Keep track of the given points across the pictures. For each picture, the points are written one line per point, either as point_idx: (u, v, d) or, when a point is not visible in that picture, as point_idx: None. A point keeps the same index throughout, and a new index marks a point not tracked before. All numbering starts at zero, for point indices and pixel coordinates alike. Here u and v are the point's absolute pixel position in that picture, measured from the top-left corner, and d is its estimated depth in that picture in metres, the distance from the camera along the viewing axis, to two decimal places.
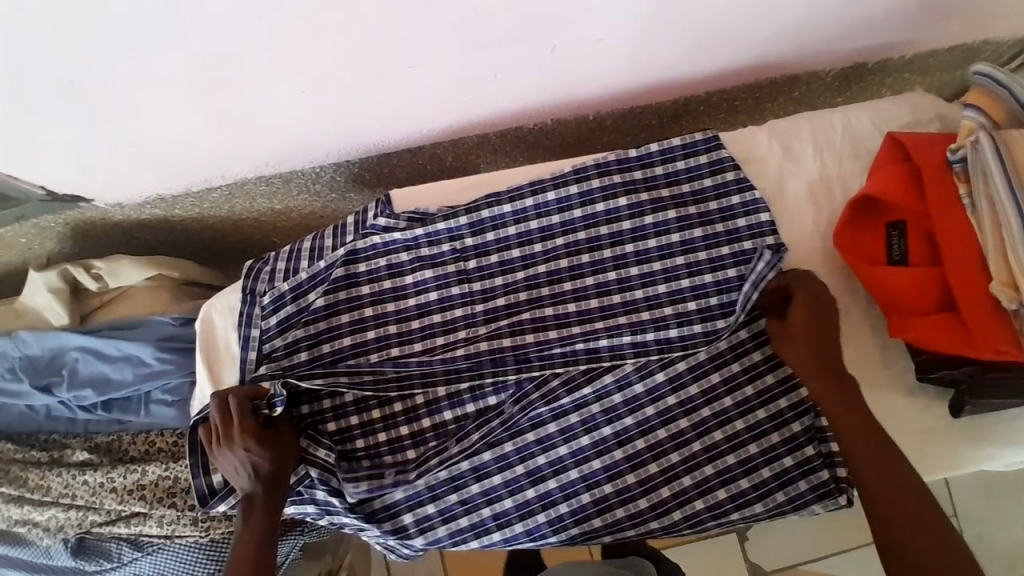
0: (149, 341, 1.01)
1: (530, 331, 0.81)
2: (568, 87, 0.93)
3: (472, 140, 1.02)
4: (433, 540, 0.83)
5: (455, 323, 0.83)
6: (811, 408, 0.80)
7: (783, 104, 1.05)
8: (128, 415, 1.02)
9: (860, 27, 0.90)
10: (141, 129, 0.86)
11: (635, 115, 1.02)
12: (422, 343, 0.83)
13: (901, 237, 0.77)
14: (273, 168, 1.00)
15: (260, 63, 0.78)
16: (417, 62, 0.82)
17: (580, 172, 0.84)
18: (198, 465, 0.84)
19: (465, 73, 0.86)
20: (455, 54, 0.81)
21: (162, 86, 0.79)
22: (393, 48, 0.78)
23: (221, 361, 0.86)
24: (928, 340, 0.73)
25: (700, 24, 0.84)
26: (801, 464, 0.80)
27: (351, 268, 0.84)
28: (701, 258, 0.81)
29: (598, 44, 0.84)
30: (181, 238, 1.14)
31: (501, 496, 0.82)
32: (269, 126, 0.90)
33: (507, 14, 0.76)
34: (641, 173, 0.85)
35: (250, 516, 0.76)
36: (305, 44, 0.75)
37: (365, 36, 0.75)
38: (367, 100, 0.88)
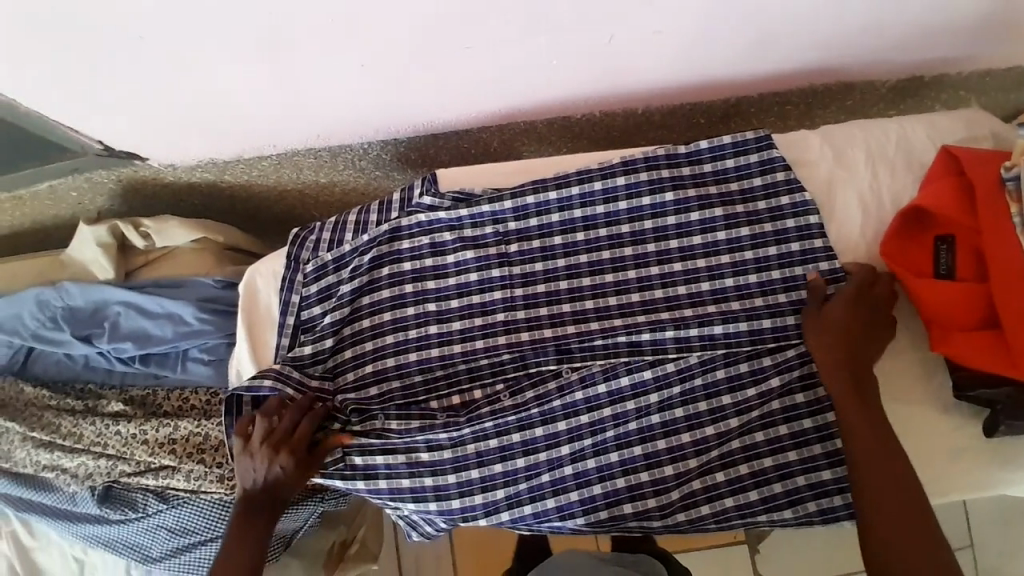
0: (190, 302, 1.03)
1: (571, 323, 0.83)
2: (620, 78, 0.93)
3: (519, 126, 1.03)
4: (468, 506, 0.82)
5: (494, 305, 0.84)
6: None
7: (835, 113, 1.04)
8: (165, 370, 1.05)
9: (921, 39, 0.90)
10: (196, 94, 0.89)
11: (684, 112, 1.02)
12: (459, 325, 0.84)
13: (950, 251, 0.76)
14: (323, 141, 1.02)
15: (320, 38, 0.79)
16: (474, 45, 0.83)
17: (629, 164, 0.85)
18: (232, 427, 0.84)
19: (521, 61, 0.87)
20: (510, 42, 0.83)
21: (218, 50, 0.80)
22: (454, 30, 0.80)
23: (261, 324, 0.88)
24: (967, 358, 0.72)
25: (759, 22, 0.84)
26: (840, 480, 0.79)
27: (394, 245, 0.86)
28: (747, 258, 0.82)
29: (656, 36, 0.84)
30: (228, 205, 1.15)
31: (517, 480, 0.81)
32: (322, 100, 0.92)
33: (567, 3, 0.77)
34: (689, 170, 0.85)
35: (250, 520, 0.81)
36: (370, 24, 0.77)
37: (427, 22, 0.78)
38: (422, 83, 0.90)
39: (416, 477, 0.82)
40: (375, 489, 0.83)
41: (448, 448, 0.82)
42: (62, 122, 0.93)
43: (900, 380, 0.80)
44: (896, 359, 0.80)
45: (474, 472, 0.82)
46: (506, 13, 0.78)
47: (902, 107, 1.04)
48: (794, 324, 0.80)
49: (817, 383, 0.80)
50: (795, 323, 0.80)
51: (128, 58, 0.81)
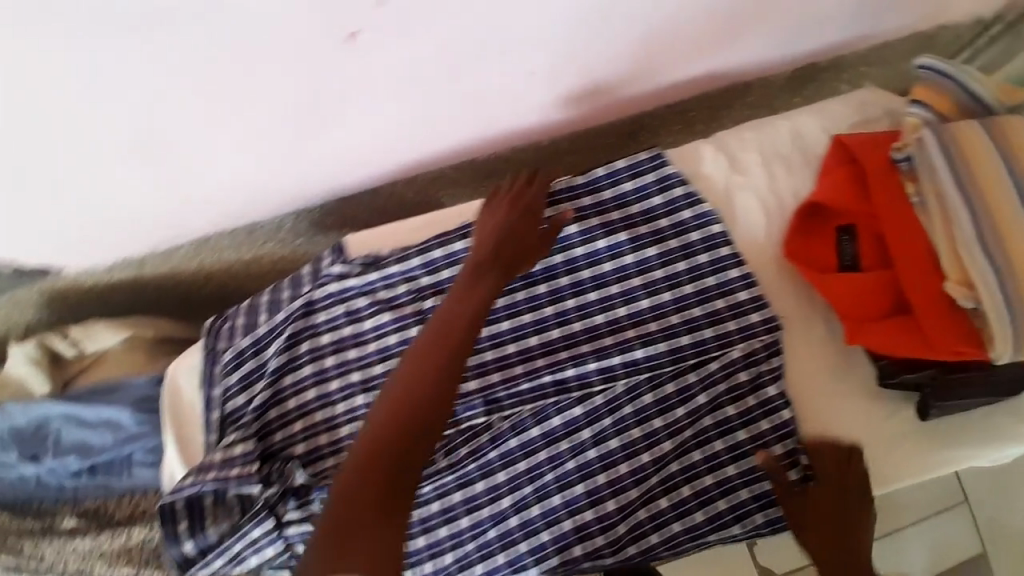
0: (126, 405, 1.04)
1: (495, 370, 0.81)
2: (509, 117, 0.95)
3: (429, 175, 1.02)
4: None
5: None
6: (794, 431, 0.79)
7: (741, 110, 1.04)
8: (113, 478, 1.05)
9: (790, 35, 0.93)
10: (94, 197, 0.87)
11: (589, 136, 1.02)
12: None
13: (852, 241, 0.76)
14: (232, 221, 1.01)
15: (203, 120, 0.78)
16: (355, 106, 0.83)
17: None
18: (169, 535, 0.80)
19: (412, 117, 0.89)
20: (395, 96, 0.83)
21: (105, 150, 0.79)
22: (343, 95, 0.81)
23: (188, 421, 0.88)
24: (887, 346, 0.71)
25: (632, 35, 0.85)
26: None
27: (311, 318, 0.86)
28: (658, 276, 0.83)
29: (534, 75, 0.88)
30: (156, 294, 1.12)
31: (464, 540, 0.79)
32: (218, 184, 0.91)
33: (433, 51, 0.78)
34: (590, 199, 0.85)
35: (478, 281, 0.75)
36: (242, 105, 0.78)
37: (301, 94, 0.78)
38: (314, 148, 0.89)
39: None
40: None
41: None
42: None
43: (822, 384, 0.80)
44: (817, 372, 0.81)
45: (421, 539, 0.79)
46: (375, 69, 0.78)
47: (802, 97, 1.03)
48: (712, 336, 0.81)
49: (744, 394, 0.80)
50: (713, 334, 0.81)
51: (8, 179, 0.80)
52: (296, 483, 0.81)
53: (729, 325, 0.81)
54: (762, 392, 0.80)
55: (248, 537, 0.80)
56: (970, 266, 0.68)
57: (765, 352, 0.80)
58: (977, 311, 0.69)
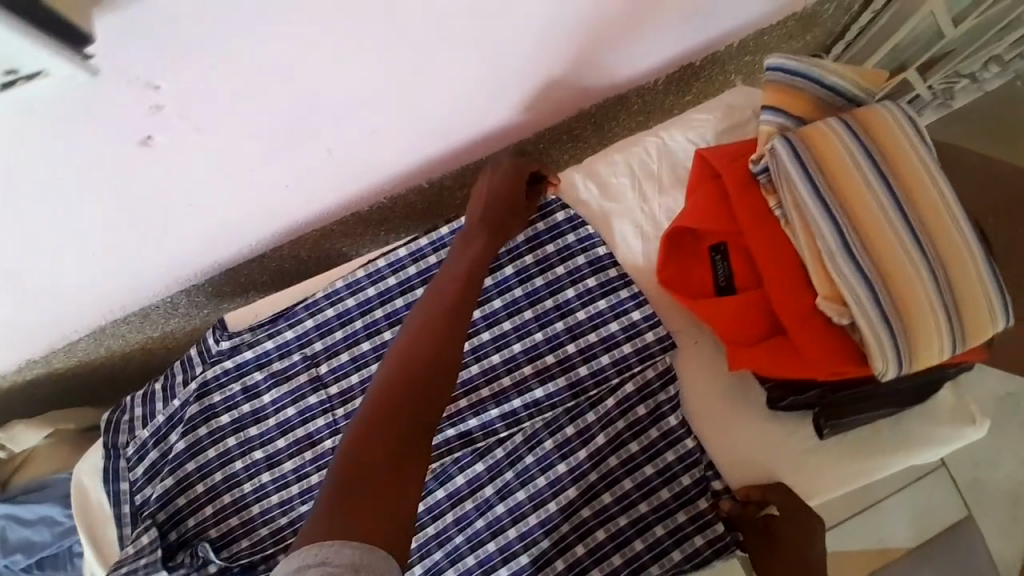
0: (56, 500, 1.03)
1: None
2: (372, 172, 0.89)
3: (316, 233, 0.97)
4: None
5: (320, 434, 0.85)
6: (699, 459, 0.76)
7: (625, 118, 1.00)
8: (59, 571, 1.03)
9: (661, 42, 0.88)
10: None
11: (474, 169, 0.98)
12: (291, 463, 0.84)
13: (725, 261, 0.72)
14: (121, 310, 0.98)
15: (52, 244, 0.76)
16: (194, 196, 0.77)
17: (415, 252, 0.88)
18: None
19: (255, 196, 0.83)
20: (228, 184, 0.78)
21: None
22: (173, 192, 0.75)
23: (98, 522, 0.87)
24: (764, 369, 0.68)
25: (478, 80, 0.80)
26: (694, 519, 0.74)
27: (205, 401, 0.85)
28: (547, 307, 0.81)
29: (376, 133, 0.81)
30: (77, 385, 1.11)
31: None
32: (90, 284, 0.88)
33: (263, 133, 0.72)
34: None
35: (469, 245, 0.73)
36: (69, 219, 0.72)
37: (138, 199, 0.73)
38: (170, 235, 0.83)
39: None
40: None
41: None
42: None
43: (722, 407, 0.78)
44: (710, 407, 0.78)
45: None
46: (196, 162, 0.71)
47: (694, 92, 1.00)
48: (610, 363, 0.79)
49: (646, 427, 0.77)
50: (611, 362, 0.79)
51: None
52: (211, 571, 0.81)
53: (625, 347, 0.79)
54: (664, 424, 0.76)
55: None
56: (841, 284, 0.64)
57: (659, 381, 0.78)
58: (853, 326, 0.64)
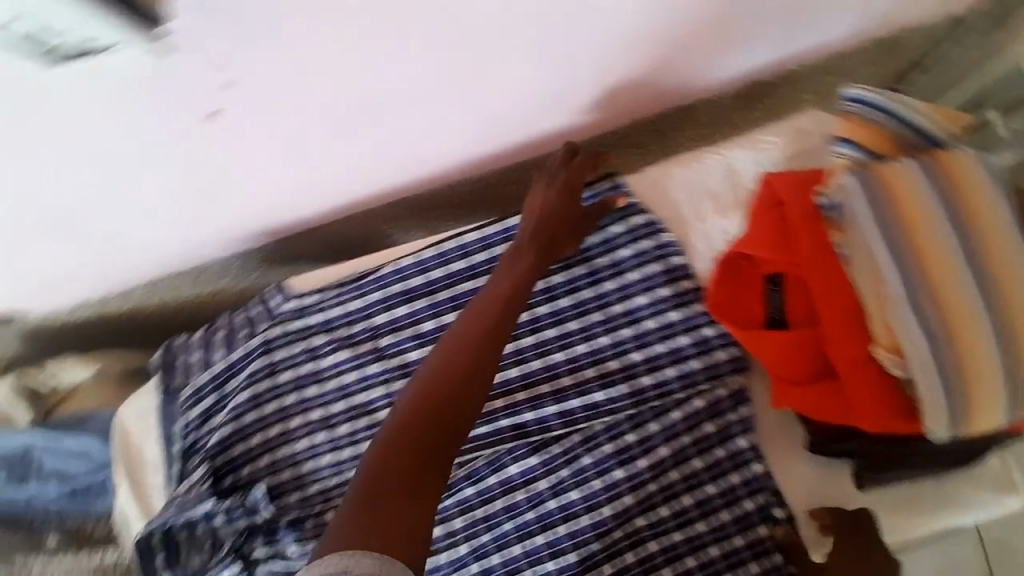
0: (98, 434, 1.09)
1: None
2: (428, 161, 0.90)
3: (362, 214, 0.98)
4: None
5: (376, 404, 0.84)
6: (766, 484, 0.74)
7: (690, 128, 0.97)
8: (91, 500, 1.10)
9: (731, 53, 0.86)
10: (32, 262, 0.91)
11: (529, 166, 0.97)
12: (346, 429, 0.83)
13: (780, 293, 0.70)
14: (173, 265, 1.02)
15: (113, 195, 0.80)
16: (245, 166, 0.80)
17: (484, 240, 0.87)
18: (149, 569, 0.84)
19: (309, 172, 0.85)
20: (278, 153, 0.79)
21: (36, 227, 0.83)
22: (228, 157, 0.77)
23: (138, 465, 0.89)
24: (815, 412, 0.66)
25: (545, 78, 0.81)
26: (752, 544, 0.73)
27: (271, 356, 0.85)
28: (615, 312, 0.78)
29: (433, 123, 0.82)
30: (128, 331, 1.15)
31: None
32: (140, 240, 0.91)
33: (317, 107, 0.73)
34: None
35: (519, 254, 0.71)
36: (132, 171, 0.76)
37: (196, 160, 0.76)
38: (217, 199, 0.86)
39: None
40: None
41: None
42: None
43: (778, 440, 0.75)
44: (772, 432, 0.76)
45: None
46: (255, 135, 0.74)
47: (765, 110, 0.96)
48: (675, 376, 0.76)
49: (712, 445, 0.75)
50: (677, 375, 0.76)
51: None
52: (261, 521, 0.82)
53: (693, 364, 0.76)
54: (731, 443, 0.75)
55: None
56: (900, 334, 0.62)
57: (730, 402, 0.76)
58: (908, 380, 0.63)
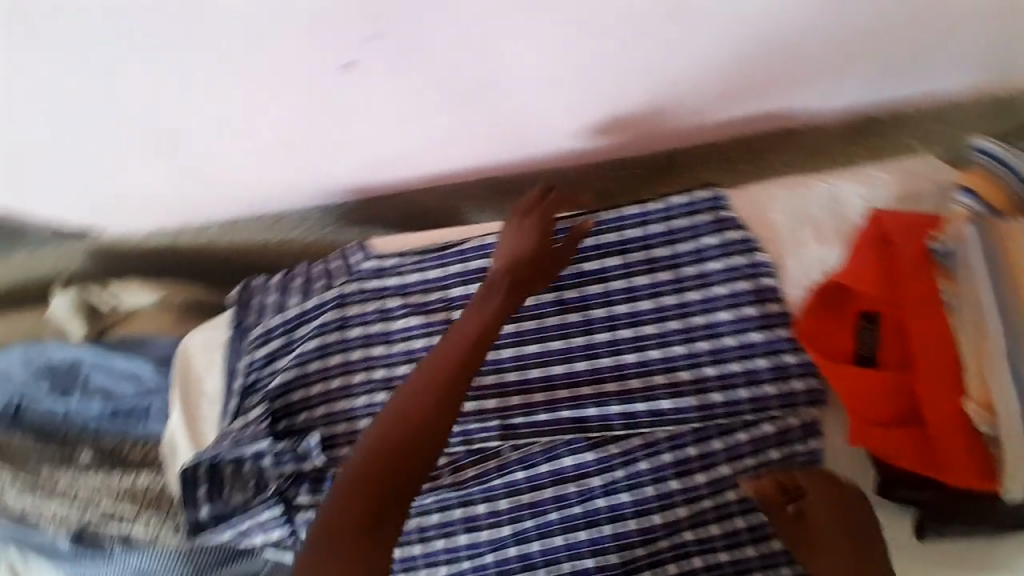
0: (149, 360, 1.09)
1: (516, 393, 0.79)
2: (531, 140, 0.94)
3: (451, 187, 1.00)
4: (405, 557, 0.80)
5: None
6: None
7: (791, 155, 0.96)
8: (132, 423, 1.11)
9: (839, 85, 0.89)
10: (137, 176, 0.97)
11: (623, 164, 0.97)
12: None
13: (872, 331, 0.70)
14: (258, 207, 1.05)
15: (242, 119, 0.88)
16: (363, 108, 0.86)
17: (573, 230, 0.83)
18: (188, 498, 0.83)
19: (423, 133, 0.91)
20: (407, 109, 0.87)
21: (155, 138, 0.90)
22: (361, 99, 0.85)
23: (194, 394, 0.91)
24: (892, 455, 0.66)
25: (656, 74, 0.86)
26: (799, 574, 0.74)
27: (343, 310, 0.87)
28: (694, 323, 0.77)
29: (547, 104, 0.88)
30: (189, 266, 1.17)
31: (461, 557, 0.79)
32: (242, 173, 0.97)
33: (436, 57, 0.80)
34: (637, 231, 0.81)
35: (488, 297, 0.74)
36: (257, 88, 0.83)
37: (317, 84, 0.83)
38: (319, 140, 0.91)
39: None
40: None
41: None
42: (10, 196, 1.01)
43: (845, 478, 0.73)
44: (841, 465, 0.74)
45: (417, 548, 0.80)
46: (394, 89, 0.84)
47: (869, 147, 0.95)
48: (747, 398, 0.75)
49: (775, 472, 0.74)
50: (749, 397, 0.75)
51: (48, 139, 0.90)
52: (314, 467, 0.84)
53: (768, 388, 0.75)
54: None
55: (256, 518, 0.83)
56: (996, 391, 0.62)
57: (800, 432, 0.74)
58: (994, 439, 0.63)
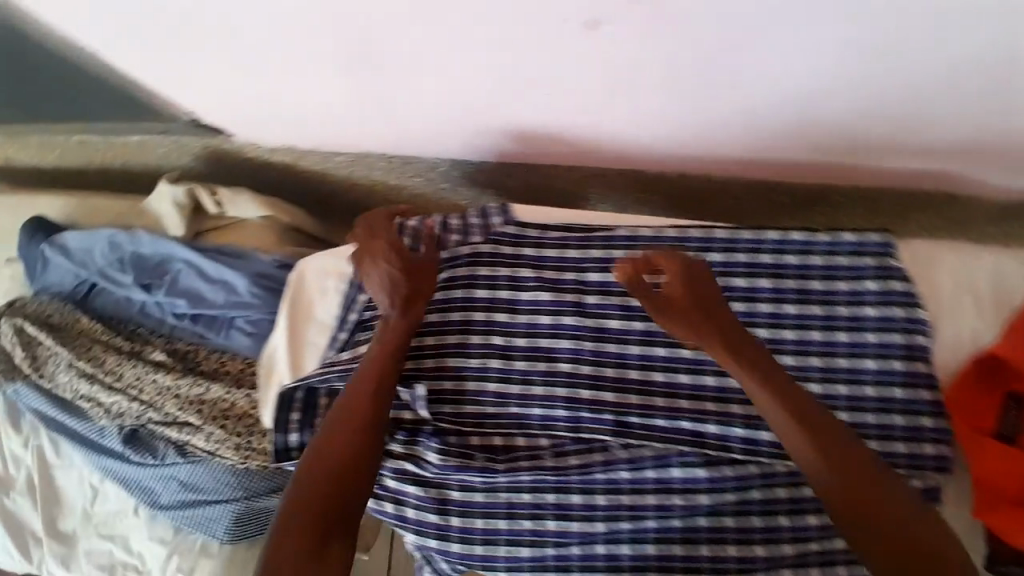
0: (246, 274, 1.11)
1: (635, 393, 0.83)
2: (695, 144, 0.96)
3: (593, 172, 1.07)
4: (491, 529, 0.84)
5: (561, 354, 0.86)
6: None
7: (928, 219, 1.01)
8: (211, 331, 1.13)
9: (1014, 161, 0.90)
10: (296, 95, 0.98)
11: (761, 188, 1.03)
12: (522, 364, 0.86)
13: (1018, 414, 0.74)
14: (400, 150, 1.10)
15: (426, 61, 0.87)
16: (551, 77, 0.86)
17: (730, 242, 0.84)
18: (280, 422, 0.90)
19: (596, 116, 0.93)
20: (598, 95, 0.88)
21: (324, 59, 0.89)
22: (553, 66, 0.84)
23: (303, 318, 0.96)
24: (1007, 532, 0.72)
25: (851, 108, 0.85)
26: None
27: (474, 269, 0.91)
28: (839, 365, 0.78)
29: (745, 115, 0.88)
30: (307, 190, 1.23)
31: (546, 541, 0.83)
32: (405, 111, 0.98)
33: (638, 52, 0.80)
34: (797, 256, 0.82)
35: (386, 327, 0.84)
36: (453, 47, 0.84)
37: (513, 54, 0.84)
38: (492, 98, 0.92)
39: (444, 514, 0.85)
40: (402, 516, 0.87)
41: (480, 492, 0.85)
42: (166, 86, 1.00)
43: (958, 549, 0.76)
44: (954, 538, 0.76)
45: (502, 523, 0.84)
46: (596, 66, 0.83)
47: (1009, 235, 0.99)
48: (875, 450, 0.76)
49: None
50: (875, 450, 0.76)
51: (220, 43, 0.89)
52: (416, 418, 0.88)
53: (897, 446, 0.76)
54: None
55: None
56: None
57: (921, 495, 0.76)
58: None
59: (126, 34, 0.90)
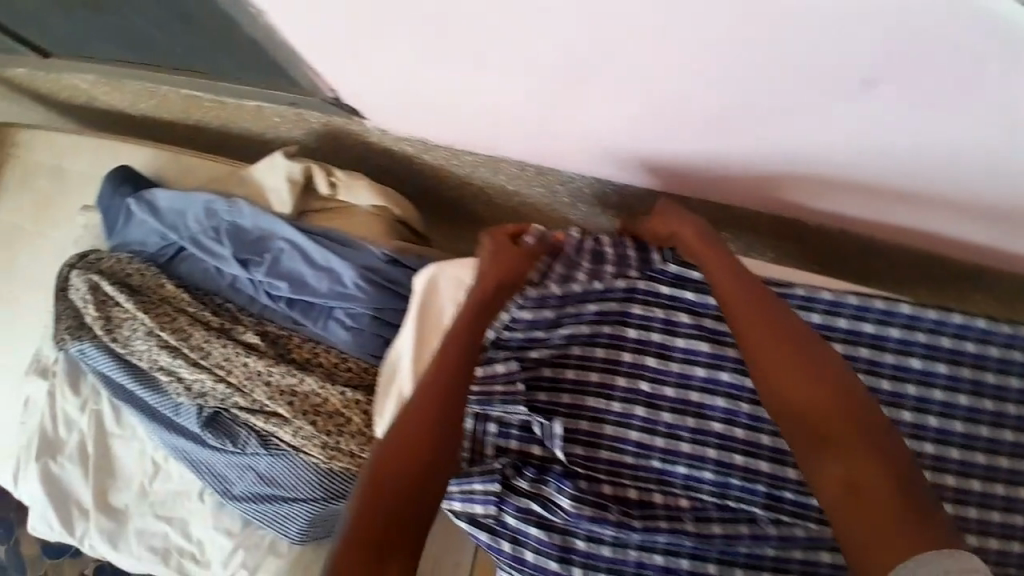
0: (354, 265, 1.04)
1: (790, 466, 0.81)
2: (865, 210, 0.92)
3: (737, 211, 1.03)
4: None
5: (714, 412, 0.83)
6: None
7: None
8: (308, 319, 1.07)
9: None
10: (461, 93, 0.91)
11: (909, 260, 1.00)
12: (669, 417, 0.84)
13: None
14: (540, 160, 1.04)
15: (626, 91, 0.79)
16: (757, 125, 0.79)
17: (913, 320, 0.85)
18: None
19: (782, 167, 0.87)
20: (803, 146, 0.80)
21: (513, 69, 0.81)
22: (768, 121, 0.77)
23: (431, 325, 0.91)
24: None
25: None
26: None
27: (626, 306, 0.86)
28: (977, 460, 0.84)
29: (957, 195, 0.82)
30: (421, 182, 1.19)
31: None
32: (569, 127, 0.92)
33: (843, 122, 0.74)
34: (976, 346, 0.85)
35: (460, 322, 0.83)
36: (670, 88, 0.76)
37: (720, 106, 0.77)
38: (675, 134, 0.86)
39: (567, 563, 0.79)
40: (518, 559, 0.80)
41: (608, 545, 0.79)
42: (307, 61, 0.92)
43: None
44: None
45: None
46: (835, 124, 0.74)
47: None
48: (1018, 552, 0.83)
49: None
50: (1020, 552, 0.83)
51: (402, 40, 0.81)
52: (549, 457, 0.85)
53: None
54: None
55: (471, 484, 0.82)
56: None
57: None
58: None
59: (295, 11, 0.80)
